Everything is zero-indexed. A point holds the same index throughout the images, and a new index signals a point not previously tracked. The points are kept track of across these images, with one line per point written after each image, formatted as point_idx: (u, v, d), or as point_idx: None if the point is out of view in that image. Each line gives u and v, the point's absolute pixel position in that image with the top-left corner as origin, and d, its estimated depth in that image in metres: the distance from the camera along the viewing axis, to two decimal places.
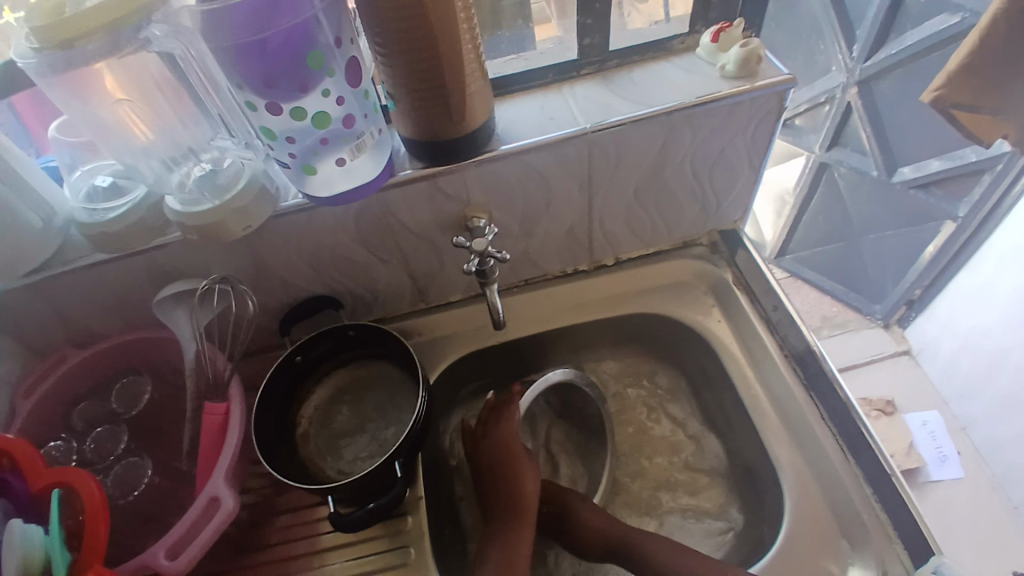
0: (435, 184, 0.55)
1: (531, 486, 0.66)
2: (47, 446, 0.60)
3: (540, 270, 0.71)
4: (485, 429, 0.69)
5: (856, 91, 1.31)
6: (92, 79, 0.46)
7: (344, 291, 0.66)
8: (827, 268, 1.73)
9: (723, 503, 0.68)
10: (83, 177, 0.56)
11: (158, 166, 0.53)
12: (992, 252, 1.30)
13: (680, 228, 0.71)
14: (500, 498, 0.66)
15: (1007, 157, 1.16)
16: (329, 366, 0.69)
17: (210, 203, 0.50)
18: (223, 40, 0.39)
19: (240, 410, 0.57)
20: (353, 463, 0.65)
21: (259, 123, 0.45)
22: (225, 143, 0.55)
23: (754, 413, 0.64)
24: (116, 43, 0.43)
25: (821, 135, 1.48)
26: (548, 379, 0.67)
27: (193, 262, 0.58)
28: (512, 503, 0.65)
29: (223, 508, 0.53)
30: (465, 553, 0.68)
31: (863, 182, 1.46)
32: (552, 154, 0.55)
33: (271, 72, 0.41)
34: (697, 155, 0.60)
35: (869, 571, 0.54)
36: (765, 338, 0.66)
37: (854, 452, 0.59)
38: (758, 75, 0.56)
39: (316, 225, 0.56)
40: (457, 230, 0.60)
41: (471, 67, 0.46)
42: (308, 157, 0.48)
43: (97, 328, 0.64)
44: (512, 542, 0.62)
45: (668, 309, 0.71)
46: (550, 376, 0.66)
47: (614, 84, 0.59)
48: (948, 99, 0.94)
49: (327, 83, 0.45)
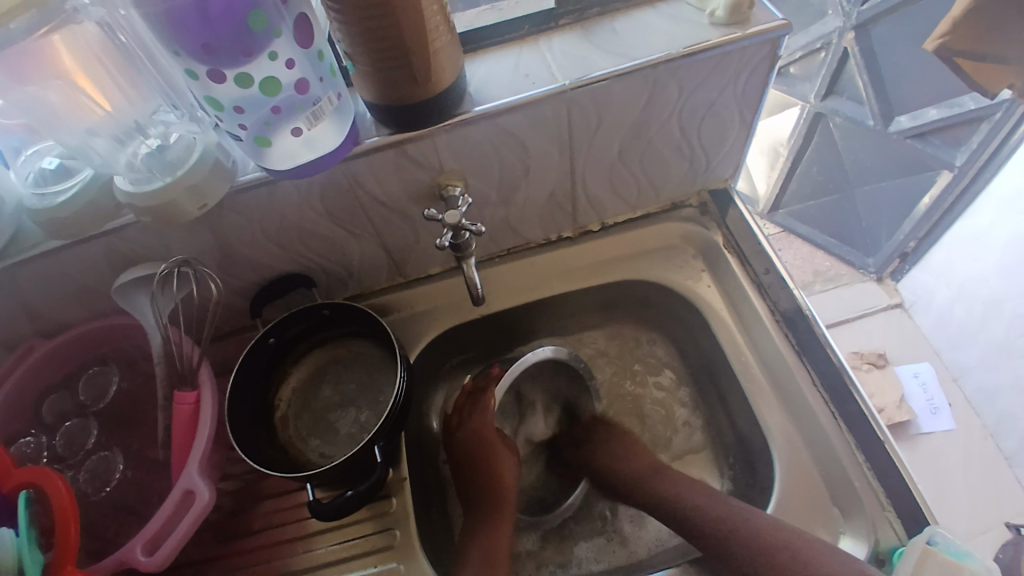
0: (404, 151, 0.51)
1: (509, 474, 0.66)
2: (18, 442, 0.58)
3: (522, 238, 0.68)
4: (460, 419, 0.68)
5: (852, 37, 1.23)
6: (33, 54, 0.41)
7: (317, 268, 0.63)
8: (818, 222, 1.67)
9: (715, 472, 0.67)
10: (29, 162, 0.51)
11: (106, 144, 0.48)
12: (990, 199, 1.29)
13: (668, 189, 0.67)
14: (482, 488, 0.64)
15: (1006, 105, 1.12)
16: (306, 347, 0.66)
17: (163, 181, 0.46)
18: (152, 3, 0.35)
19: (212, 397, 0.55)
20: (336, 443, 0.63)
21: (203, 93, 0.41)
22: (170, 117, 0.50)
23: (745, 380, 0.62)
24: (45, 16, 0.39)
25: (815, 84, 1.38)
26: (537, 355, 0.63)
27: (152, 244, 0.54)
28: (492, 493, 0.64)
29: (200, 499, 0.50)
30: (450, 526, 0.67)
31: (859, 132, 1.39)
32: (528, 114, 0.51)
33: (211, 37, 0.37)
34: (685, 110, 0.56)
35: (861, 539, 0.52)
36: (755, 302, 0.63)
37: (846, 417, 0.57)
38: (749, 21, 0.52)
39: (279, 201, 0.53)
40: (430, 200, 0.57)
41: (435, 22, 0.42)
42: (261, 129, 0.44)
43: (61, 316, 0.61)
44: (491, 537, 0.60)
45: (656, 274, 0.68)
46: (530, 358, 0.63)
47: (594, 35, 0.55)
48: (952, 46, 0.88)
49: (274, 45, 0.40)
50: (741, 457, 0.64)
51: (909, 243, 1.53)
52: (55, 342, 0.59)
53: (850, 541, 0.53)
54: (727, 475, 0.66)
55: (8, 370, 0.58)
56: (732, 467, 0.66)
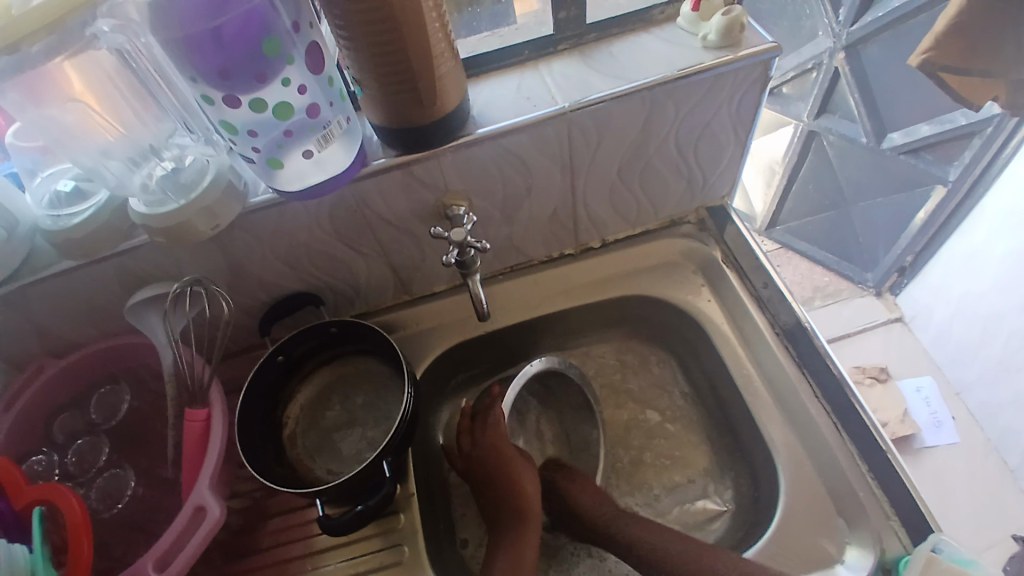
0: (410, 173, 0.52)
1: (529, 483, 0.64)
2: (29, 461, 0.59)
3: (526, 255, 0.69)
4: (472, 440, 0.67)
5: (842, 57, 1.26)
6: (48, 79, 0.43)
7: (325, 287, 0.64)
8: (817, 238, 1.69)
9: (718, 486, 0.67)
10: (44, 184, 0.52)
11: (120, 168, 0.49)
12: (986, 213, 1.31)
13: (666, 206, 0.69)
14: (504, 505, 0.63)
15: (997, 119, 1.14)
16: (313, 365, 0.67)
17: (176, 203, 0.48)
18: (172, 30, 0.37)
19: (223, 418, 0.56)
20: (343, 461, 0.64)
21: (218, 117, 0.43)
22: (185, 141, 0.51)
23: (747, 394, 0.63)
24: (64, 40, 0.40)
25: (809, 103, 1.41)
26: (526, 372, 0.63)
27: (165, 265, 0.55)
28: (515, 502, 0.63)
29: (211, 517, 0.50)
30: (454, 527, 0.68)
31: (853, 150, 1.41)
32: (530, 136, 0.53)
33: (227, 63, 0.39)
34: (682, 130, 0.58)
35: (867, 549, 0.53)
36: (755, 316, 0.65)
37: (848, 429, 0.58)
38: (741, 43, 0.54)
39: (289, 221, 0.54)
40: (436, 219, 0.59)
41: (440, 47, 0.43)
42: (273, 151, 0.45)
43: (74, 336, 0.62)
44: (517, 547, 0.60)
45: (657, 290, 0.70)
46: (527, 369, 0.63)
47: (592, 59, 0.57)
48: (938, 62, 0.87)
49: (287, 71, 0.42)
50: (745, 470, 0.65)
51: (906, 258, 1.54)
52: (66, 363, 0.61)
53: (855, 552, 0.54)
54: (728, 490, 0.66)
55: (18, 390, 0.59)
56: (737, 477, 0.66)
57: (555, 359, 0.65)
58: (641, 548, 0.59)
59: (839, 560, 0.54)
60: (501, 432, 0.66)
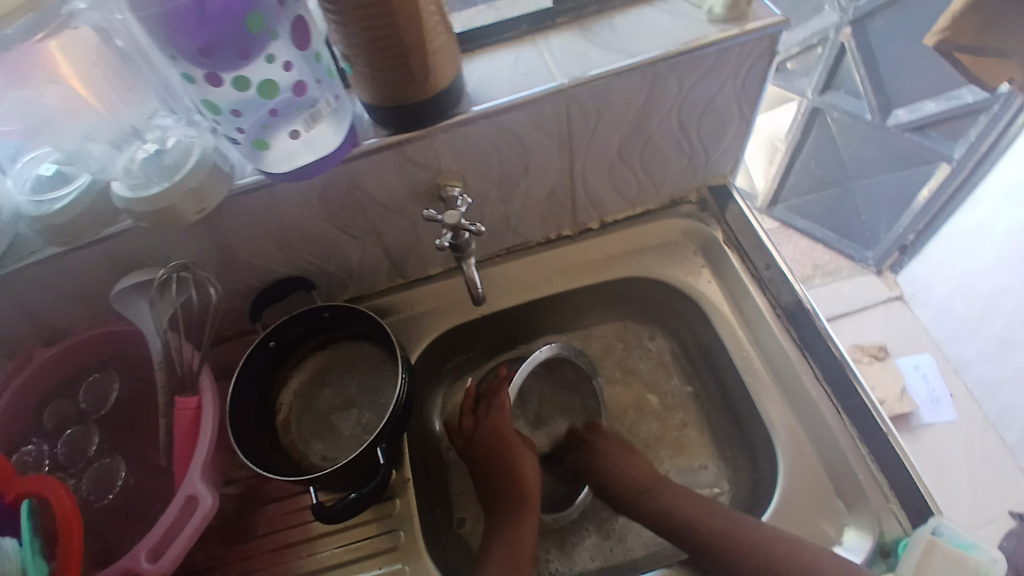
0: (403, 153, 0.51)
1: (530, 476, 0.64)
2: (20, 451, 0.57)
3: (524, 236, 0.68)
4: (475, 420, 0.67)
5: (849, 32, 1.21)
6: (28, 60, 0.42)
7: (316, 270, 0.63)
8: (815, 216, 1.67)
9: (718, 469, 0.67)
10: (27, 168, 0.50)
11: (104, 151, 0.48)
12: (989, 192, 1.30)
13: (667, 184, 0.67)
14: (504, 494, 0.62)
15: (1004, 98, 1.11)
16: (307, 349, 0.66)
17: (160, 185, 0.46)
18: (148, 8, 0.35)
19: (213, 403, 0.54)
20: (339, 445, 0.63)
21: (201, 97, 0.41)
22: (166, 121, 0.49)
23: (747, 377, 0.62)
24: (43, 19, 0.40)
25: (813, 78, 1.37)
26: (537, 357, 0.62)
27: (152, 250, 0.54)
28: (516, 490, 0.62)
29: (201, 507, 0.50)
30: (451, 507, 0.67)
31: (856, 127, 1.39)
32: (527, 113, 0.51)
33: (209, 39, 0.37)
34: (682, 105, 0.56)
35: (866, 531, 0.53)
36: (755, 296, 0.63)
37: (850, 413, 0.57)
38: (748, 16, 0.51)
39: (279, 203, 0.52)
40: (430, 200, 0.57)
41: (432, 22, 0.41)
42: (259, 131, 0.44)
43: (62, 324, 0.60)
44: (515, 533, 0.59)
45: (656, 271, 0.68)
46: (539, 355, 0.62)
47: (592, 32, 0.54)
48: (952, 41, 0.85)
49: (271, 48, 0.40)
50: (744, 454, 0.64)
51: (908, 236, 1.53)
52: (53, 351, 0.59)
53: (854, 534, 0.53)
54: (728, 472, 0.66)
55: (6, 379, 0.58)
56: (736, 460, 0.65)
57: (563, 344, 0.64)
58: (652, 520, 0.59)
59: (837, 542, 0.53)
60: (504, 416, 0.65)
